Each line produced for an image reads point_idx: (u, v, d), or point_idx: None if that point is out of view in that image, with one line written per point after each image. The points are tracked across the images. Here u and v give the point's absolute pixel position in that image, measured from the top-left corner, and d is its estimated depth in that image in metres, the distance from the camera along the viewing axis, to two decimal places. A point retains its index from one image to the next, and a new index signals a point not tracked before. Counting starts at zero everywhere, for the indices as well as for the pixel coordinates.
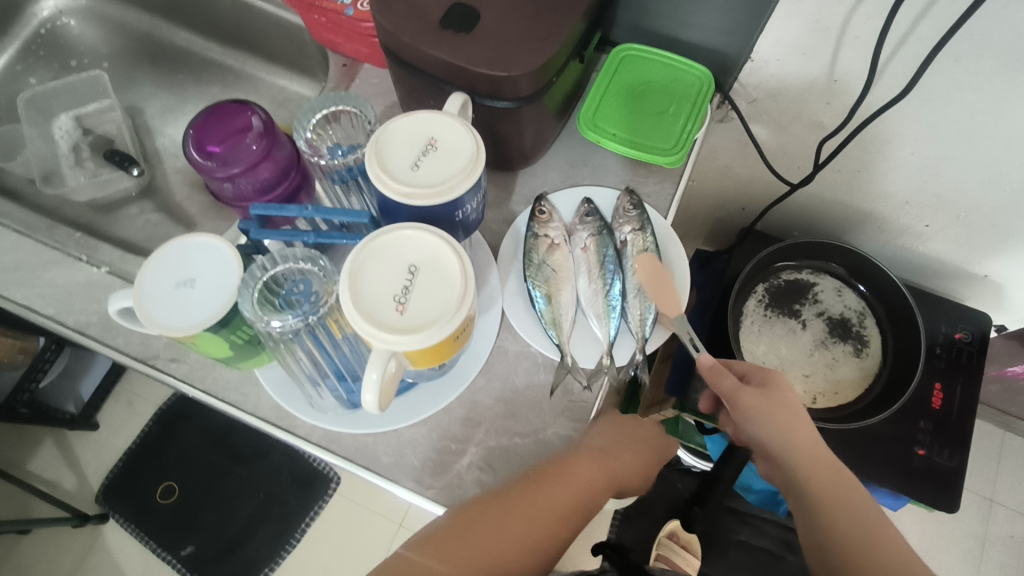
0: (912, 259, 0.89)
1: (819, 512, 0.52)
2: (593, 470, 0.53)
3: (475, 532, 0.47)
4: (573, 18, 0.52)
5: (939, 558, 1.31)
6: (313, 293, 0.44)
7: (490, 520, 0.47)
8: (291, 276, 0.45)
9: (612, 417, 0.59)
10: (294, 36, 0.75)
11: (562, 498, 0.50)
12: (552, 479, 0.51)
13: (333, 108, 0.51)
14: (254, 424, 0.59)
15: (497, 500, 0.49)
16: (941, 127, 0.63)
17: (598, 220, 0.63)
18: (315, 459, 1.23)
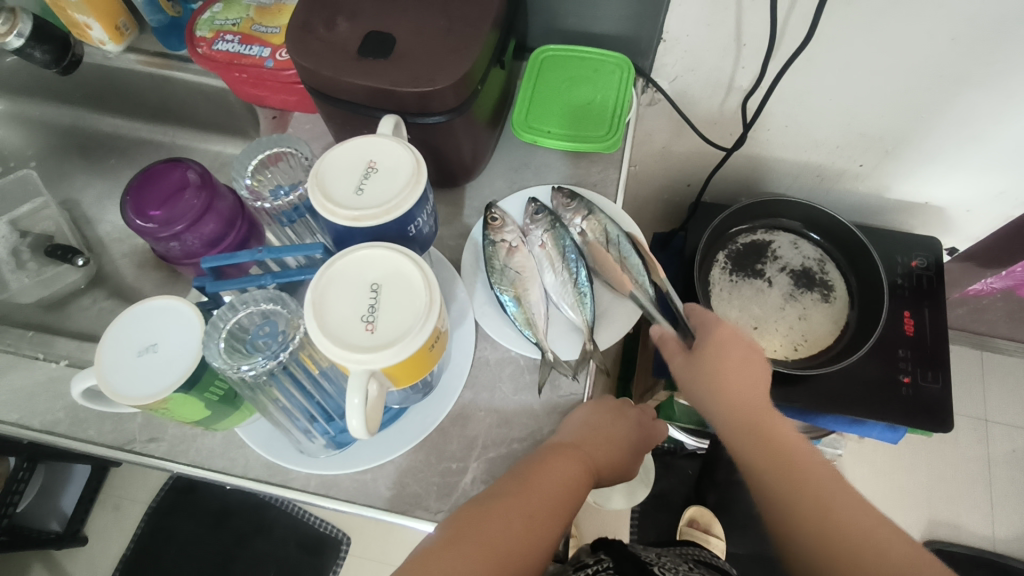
0: (857, 201, 0.93)
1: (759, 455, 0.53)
2: (579, 458, 0.54)
3: (476, 538, 0.46)
4: (485, 26, 0.53)
5: (950, 486, 1.34)
6: (281, 333, 0.44)
7: (489, 523, 0.47)
8: (255, 319, 0.45)
9: (598, 403, 0.59)
10: (219, 99, 0.76)
11: (555, 490, 0.51)
12: (540, 474, 0.51)
13: (269, 152, 0.51)
14: (248, 487, 0.57)
15: (493, 504, 0.48)
16: (852, 68, 0.67)
17: (549, 216, 0.63)
18: (322, 522, 1.20)
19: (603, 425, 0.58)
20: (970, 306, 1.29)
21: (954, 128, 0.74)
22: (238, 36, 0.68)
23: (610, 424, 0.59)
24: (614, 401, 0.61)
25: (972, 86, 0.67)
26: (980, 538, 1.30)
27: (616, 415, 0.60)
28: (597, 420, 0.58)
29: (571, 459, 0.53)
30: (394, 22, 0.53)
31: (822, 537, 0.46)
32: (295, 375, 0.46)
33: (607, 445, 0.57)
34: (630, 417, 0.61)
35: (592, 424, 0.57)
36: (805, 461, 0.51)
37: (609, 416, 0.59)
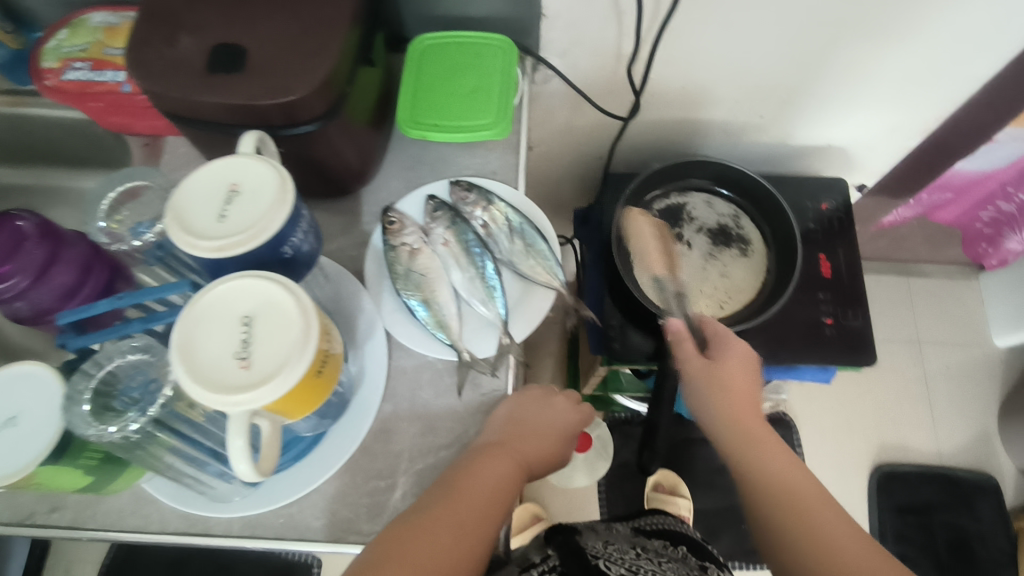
0: (765, 152, 0.94)
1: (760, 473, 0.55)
2: (507, 456, 0.53)
3: (408, 557, 0.44)
4: (340, 23, 0.50)
5: (895, 410, 1.40)
6: (153, 382, 0.41)
7: (420, 538, 0.45)
8: (123, 373, 0.42)
9: (512, 400, 0.57)
10: (85, 131, 0.71)
11: (485, 493, 0.50)
12: (469, 477, 0.50)
13: (126, 186, 0.50)
14: (166, 542, 0.53)
15: (419, 519, 0.47)
16: (733, 21, 0.67)
17: (448, 212, 0.61)
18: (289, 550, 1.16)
19: (527, 420, 0.57)
20: (890, 236, 1.34)
21: (841, 69, 0.75)
22: (89, 62, 0.63)
23: (534, 417, 0.58)
24: (534, 396, 0.60)
25: (849, 26, 0.67)
26: (927, 455, 1.36)
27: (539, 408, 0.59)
28: (520, 416, 0.56)
29: (498, 458, 0.52)
30: (243, 32, 0.50)
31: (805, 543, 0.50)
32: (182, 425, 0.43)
33: (533, 438, 0.57)
34: (554, 407, 0.61)
35: (514, 419, 0.56)
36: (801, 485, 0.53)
37: (531, 408, 0.58)
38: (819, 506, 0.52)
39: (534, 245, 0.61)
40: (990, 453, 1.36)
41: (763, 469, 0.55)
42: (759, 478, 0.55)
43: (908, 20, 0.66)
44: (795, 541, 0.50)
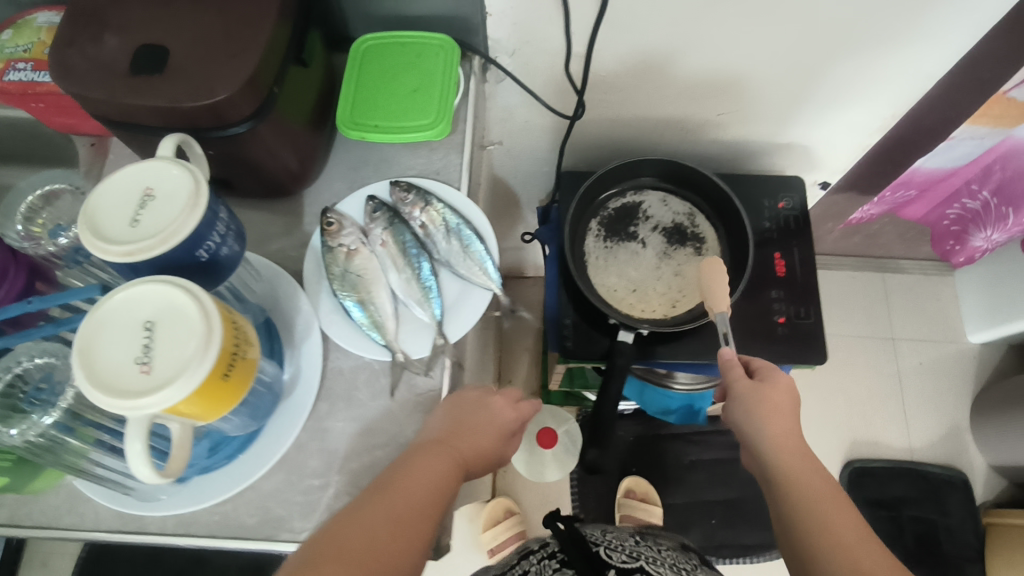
0: (727, 151, 0.93)
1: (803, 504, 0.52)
2: (445, 452, 0.52)
3: (345, 552, 0.42)
4: (264, 24, 0.50)
5: (873, 407, 1.39)
6: (59, 386, 0.45)
7: (357, 532, 0.43)
8: (32, 374, 0.45)
9: (455, 397, 0.58)
10: (34, 130, 0.71)
11: (422, 489, 0.48)
12: (406, 474, 0.49)
13: (49, 188, 0.54)
14: (102, 540, 0.54)
15: (354, 517, 0.45)
16: (678, 19, 0.66)
17: (387, 212, 0.62)
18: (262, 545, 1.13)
19: (465, 419, 0.56)
20: (863, 233, 1.33)
21: (793, 67, 0.74)
22: (31, 63, 0.63)
23: (472, 414, 0.57)
24: (472, 395, 0.59)
25: (795, 24, 0.67)
26: (898, 450, 1.36)
27: (477, 407, 0.57)
28: (457, 415, 0.56)
29: (434, 455, 0.51)
30: (169, 36, 0.50)
31: (822, 545, 0.49)
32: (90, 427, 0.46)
33: (470, 435, 0.55)
34: (494, 407, 0.59)
35: (453, 419, 0.55)
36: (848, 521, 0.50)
37: (469, 408, 0.57)
38: (842, 513, 0.51)
39: (470, 246, 0.61)
40: (960, 449, 1.35)
41: (790, 480, 0.54)
42: (789, 485, 0.54)
43: (854, 19, 0.66)
44: (815, 546, 0.49)
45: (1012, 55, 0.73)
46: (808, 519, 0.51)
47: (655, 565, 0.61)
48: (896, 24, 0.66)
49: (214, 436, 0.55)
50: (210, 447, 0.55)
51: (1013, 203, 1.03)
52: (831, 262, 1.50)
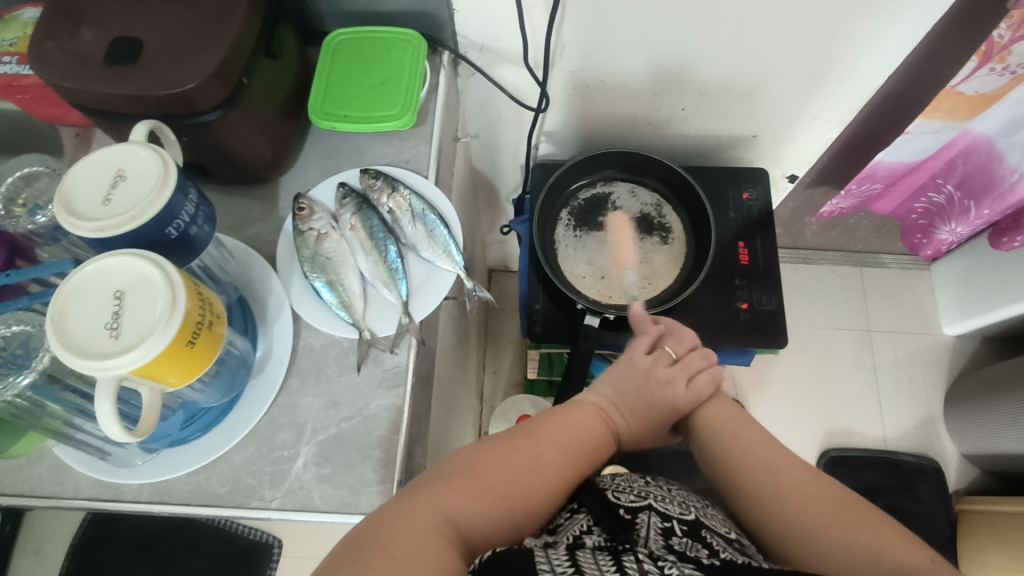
0: (695, 144, 0.96)
1: (776, 484, 0.51)
2: (595, 415, 0.58)
3: (486, 476, 0.47)
4: (233, 18, 0.54)
5: (859, 397, 1.37)
6: (33, 353, 0.48)
7: (497, 462, 0.49)
8: (11, 342, 0.48)
9: (621, 370, 0.62)
10: (23, 122, 0.74)
11: (563, 438, 0.53)
12: (552, 424, 0.54)
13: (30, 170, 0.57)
14: (82, 507, 0.57)
15: (480, 461, 0.49)
16: (635, 15, 0.69)
17: (356, 198, 0.65)
18: (251, 530, 1.14)
19: (641, 383, 0.60)
20: (841, 227, 1.35)
21: (749, 61, 0.77)
22: (17, 56, 0.66)
23: (652, 382, 0.60)
24: (646, 359, 0.62)
25: (748, 21, 0.70)
26: (873, 440, 1.33)
27: (660, 372, 0.60)
28: (637, 374, 0.61)
29: (586, 415, 0.57)
30: (142, 29, 0.53)
31: (790, 508, 0.49)
32: (68, 392, 0.49)
33: (661, 396, 0.59)
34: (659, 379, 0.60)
35: (623, 383, 0.61)
36: (824, 489, 0.50)
37: (660, 368, 0.61)
38: (816, 485, 0.50)
39: (434, 230, 0.65)
40: (933, 438, 1.33)
41: (766, 468, 0.53)
42: (740, 463, 0.54)
43: (804, 16, 0.69)
44: (780, 509, 0.50)
45: (959, 51, 0.77)
46: (773, 490, 0.51)
47: (665, 503, 0.54)
48: (845, 21, 0.69)
49: (189, 409, 0.57)
50: (185, 418, 0.57)
51: (975, 196, 1.07)
52: (812, 255, 1.48)
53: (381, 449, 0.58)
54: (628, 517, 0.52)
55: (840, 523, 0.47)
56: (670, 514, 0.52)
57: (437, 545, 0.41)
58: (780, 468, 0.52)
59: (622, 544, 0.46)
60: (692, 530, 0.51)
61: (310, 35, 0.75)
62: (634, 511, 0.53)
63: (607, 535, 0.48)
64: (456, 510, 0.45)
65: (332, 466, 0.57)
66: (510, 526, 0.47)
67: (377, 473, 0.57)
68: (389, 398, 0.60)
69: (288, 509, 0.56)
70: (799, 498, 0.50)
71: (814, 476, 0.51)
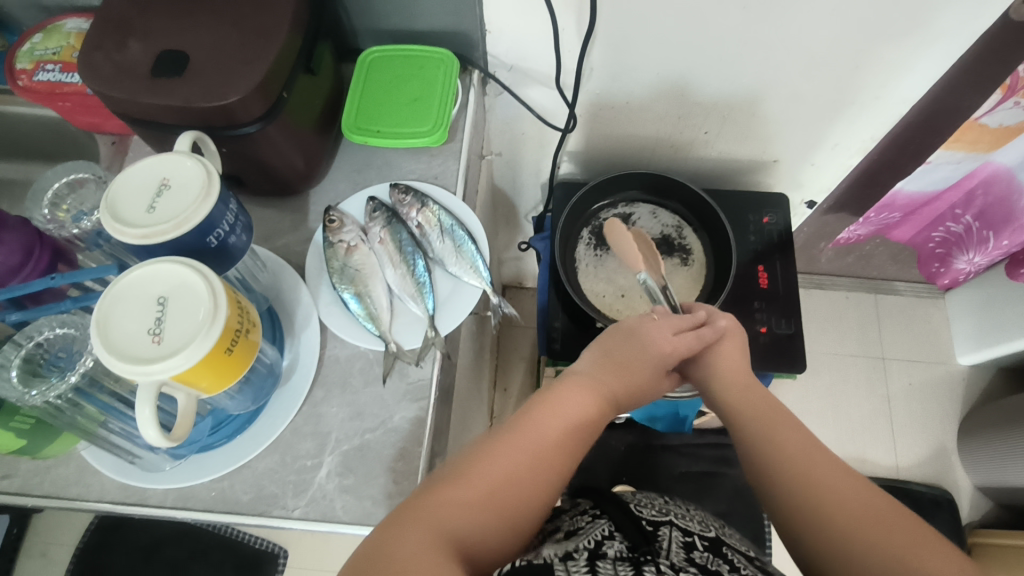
0: (715, 168, 0.97)
1: (813, 485, 0.47)
2: (587, 391, 0.55)
3: (473, 482, 0.47)
4: (279, 35, 0.55)
5: (869, 425, 1.36)
6: (75, 355, 0.48)
7: (484, 465, 0.48)
8: (55, 343, 0.49)
9: (609, 336, 0.60)
10: (61, 129, 0.76)
11: (554, 426, 0.51)
12: (539, 408, 0.53)
13: (74, 176, 0.57)
14: (106, 511, 0.57)
15: (465, 467, 0.48)
16: (665, 41, 0.71)
17: (386, 212, 0.66)
18: (257, 540, 1.14)
19: (626, 341, 0.59)
20: (856, 254, 1.35)
21: (775, 89, 0.78)
22: (60, 64, 0.67)
23: (641, 338, 0.58)
24: (635, 320, 0.60)
25: (775, 51, 0.71)
26: (884, 468, 1.32)
27: (643, 324, 0.59)
28: (627, 334, 0.59)
29: (577, 394, 0.54)
30: (189, 42, 0.55)
31: (828, 517, 0.45)
32: (106, 395, 0.50)
33: (650, 353, 0.57)
34: (647, 337, 0.58)
35: (611, 346, 0.59)
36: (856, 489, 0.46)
37: (646, 323, 0.59)
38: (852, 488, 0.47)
39: (462, 246, 0.66)
40: (946, 468, 1.32)
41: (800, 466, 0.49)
42: (779, 463, 0.50)
43: (829, 45, 0.70)
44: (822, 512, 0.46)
45: (983, 83, 0.77)
46: (812, 494, 0.47)
47: (685, 520, 0.55)
48: (871, 50, 0.70)
49: (218, 415, 0.58)
50: (212, 425, 0.58)
51: (993, 226, 1.07)
52: (826, 281, 1.48)
53: (403, 460, 0.58)
54: (650, 529, 0.52)
55: (883, 542, 0.43)
56: (691, 530, 0.53)
57: (434, 557, 0.41)
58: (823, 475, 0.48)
59: (644, 555, 0.46)
60: (712, 545, 0.51)
61: (345, 52, 0.76)
62: (657, 524, 0.53)
63: (629, 544, 0.48)
64: (450, 519, 0.44)
65: (355, 477, 0.58)
66: (510, 528, 0.47)
67: (398, 485, 0.57)
68: (413, 410, 0.60)
69: (311, 519, 0.56)
70: (838, 505, 0.46)
71: (861, 486, 0.47)
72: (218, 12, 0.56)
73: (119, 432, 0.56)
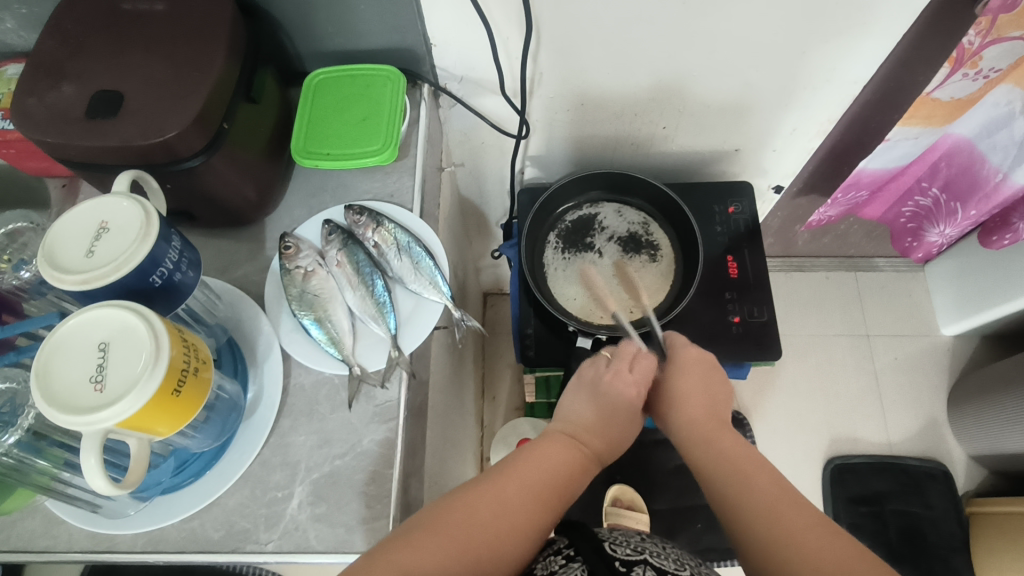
0: (677, 161, 0.97)
1: (780, 536, 0.45)
2: (567, 446, 0.57)
3: (452, 527, 0.46)
4: (213, 66, 0.55)
5: (859, 404, 1.36)
6: (19, 409, 0.48)
7: (463, 511, 0.47)
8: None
9: (577, 388, 0.66)
10: (11, 176, 0.75)
11: (533, 477, 0.52)
12: (521, 463, 0.54)
13: (13, 227, 0.58)
14: (77, 561, 0.56)
15: (443, 513, 0.47)
16: (611, 42, 0.71)
17: (341, 234, 0.65)
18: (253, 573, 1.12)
19: (591, 391, 0.64)
20: (832, 234, 1.35)
21: (726, 79, 0.78)
22: (1, 112, 0.66)
23: (601, 384, 0.64)
24: (591, 371, 0.67)
25: (723, 43, 0.71)
26: (878, 445, 1.32)
27: (604, 375, 0.65)
28: (588, 385, 0.65)
29: (555, 449, 0.56)
30: (122, 81, 0.54)
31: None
32: (57, 448, 0.50)
33: (612, 395, 0.63)
34: (609, 386, 0.63)
35: (581, 402, 0.63)
36: (825, 541, 0.43)
37: (602, 372, 0.65)
38: (824, 541, 0.43)
39: (420, 262, 0.65)
40: (938, 440, 1.32)
41: (771, 518, 0.46)
42: (749, 519, 0.47)
43: (773, 33, 0.70)
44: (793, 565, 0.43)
45: (932, 57, 0.77)
46: (780, 550, 0.44)
47: (660, 559, 0.54)
48: (816, 35, 0.70)
49: (181, 454, 0.57)
50: (176, 465, 0.57)
51: (961, 198, 1.07)
52: (805, 263, 1.48)
53: (375, 484, 0.58)
54: (623, 569, 0.50)
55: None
56: (665, 569, 0.52)
57: None
58: (792, 530, 0.45)
59: None
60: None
61: (291, 76, 0.76)
62: (630, 563, 0.51)
63: None
64: (422, 562, 0.42)
65: (327, 506, 0.57)
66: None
67: (372, 509, 0.57)
68: (382, 432, 0.60)
69: (285, 552, 0.55)
70: (808, 562, 0.42)
71: (834, 538, 0.44)
72: (150, 47, 0.56)
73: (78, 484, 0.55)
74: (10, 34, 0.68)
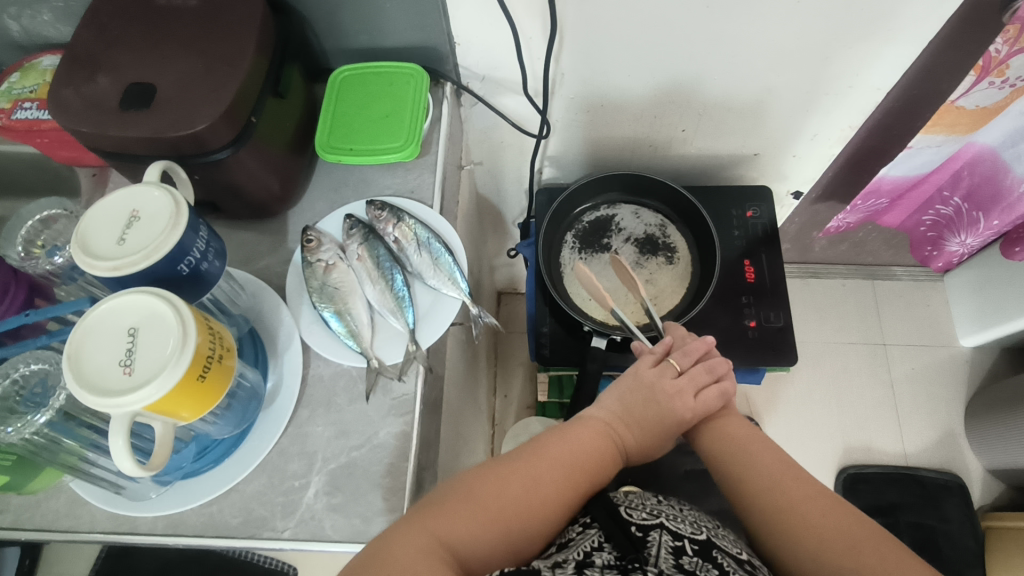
0: (696, 164, 0.97)
1: (783, 508, 0.51)
2: (601, 434, 0.57)
3: (485, 500, 0.48)
4: (242, 61, 0.56)
5: (874, 413, 1.34)
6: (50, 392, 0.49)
7: (496, 485, 0.49)
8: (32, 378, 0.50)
9: (633, 381, 0.62)
10: (41, 163, 0.76)
11: (566, 458, 0.54)
12: (555, 442, 0.55)
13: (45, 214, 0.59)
14: (98, 542, 0.57)
15: (478, 485, 0.49)
16: (634, 44, 0.71)
17: (362, 229, 0.66)
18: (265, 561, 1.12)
19: (647, 395, 0.60)
20: (850, 241, 1.34)
21: (748, 82, 0.78)
22: (36, 102, 0.68)
23: (658, 394, 0.60)
24: (652, 373, 0.62)
25: (745, 46, 0.71)
26: (892, 455, 1.31)
27: (664, 383, 0.61)
28: (644, 388, 0.61)
29: (592, 434, 0.57)
30: (154, 73, 0.56)
31: (803, 547, 0.49)
32: (84, 428, 0.51)
33: (666, 408, 0.59)
34: (669, 402, 0.59)
35: (629, 397, 0.61)
36: (822, 511, 0.50)
37: (666, 381, 0.61)
38: (823, 512, 0.50)
39: (440, 258, 0.66)
40: (954, 452, 1.30)
41: (775, 492, 0.53)
42: (753, 491, 0.54)
43: (801, 36, 0.69)
44: (798, 527, 0.50)
45: (958, 64, 0.77)
46: (787, 524, 0.50)
47: (676, 523, 0.55)
48: (840, 42, 0.70)
49: (202, 440, 0.58)
50: (198, 451, 0.58)
51: (983, 207, 1.06)
52: (821, 269, 1.47)
53: (390, 476, 0.58)
54: (640, 534, 0.52)
55: (857, 565, 0.46)
56: (681, 534, 0.53)
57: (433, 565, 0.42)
58: (794, 501, 0.51)
59: (631, 564, 0.47)
60: (703, 549, 0.52)
61: (316, 72, 0.77)
62: (646, 528, 0.53)
63: (617, 554, 0.49)
64: (454, 531, 0.46)
65: (343, 495, 0.58)
66: (511, 548, 0.48)
67: (386, 500, 0.57)
68: (398, 425, 0.60)
69: (301, 540, 0.56)
70: (810, 531, 0.49)
71: (831, 507, 0.50)
72: (182, 41, 0.57)
73: (104, 463, 0.56)
74: (45, 25, 0.70)
